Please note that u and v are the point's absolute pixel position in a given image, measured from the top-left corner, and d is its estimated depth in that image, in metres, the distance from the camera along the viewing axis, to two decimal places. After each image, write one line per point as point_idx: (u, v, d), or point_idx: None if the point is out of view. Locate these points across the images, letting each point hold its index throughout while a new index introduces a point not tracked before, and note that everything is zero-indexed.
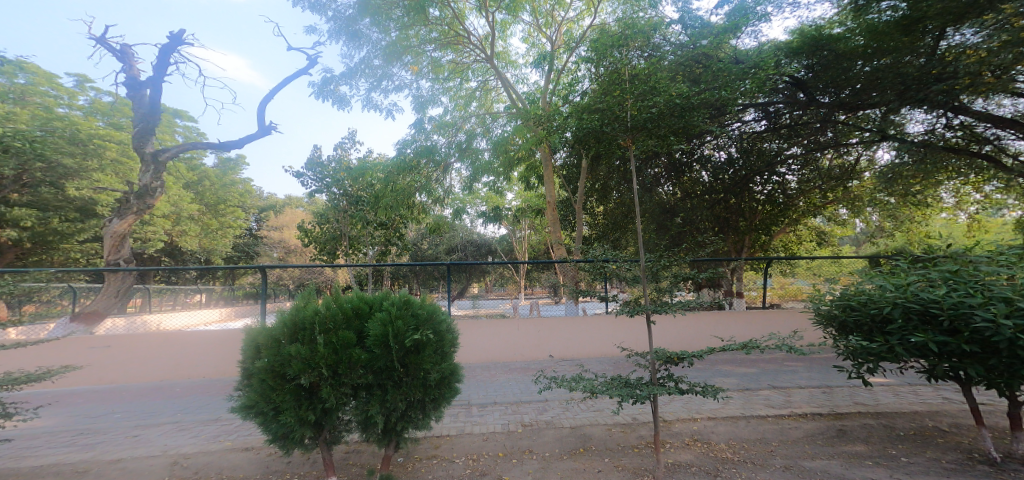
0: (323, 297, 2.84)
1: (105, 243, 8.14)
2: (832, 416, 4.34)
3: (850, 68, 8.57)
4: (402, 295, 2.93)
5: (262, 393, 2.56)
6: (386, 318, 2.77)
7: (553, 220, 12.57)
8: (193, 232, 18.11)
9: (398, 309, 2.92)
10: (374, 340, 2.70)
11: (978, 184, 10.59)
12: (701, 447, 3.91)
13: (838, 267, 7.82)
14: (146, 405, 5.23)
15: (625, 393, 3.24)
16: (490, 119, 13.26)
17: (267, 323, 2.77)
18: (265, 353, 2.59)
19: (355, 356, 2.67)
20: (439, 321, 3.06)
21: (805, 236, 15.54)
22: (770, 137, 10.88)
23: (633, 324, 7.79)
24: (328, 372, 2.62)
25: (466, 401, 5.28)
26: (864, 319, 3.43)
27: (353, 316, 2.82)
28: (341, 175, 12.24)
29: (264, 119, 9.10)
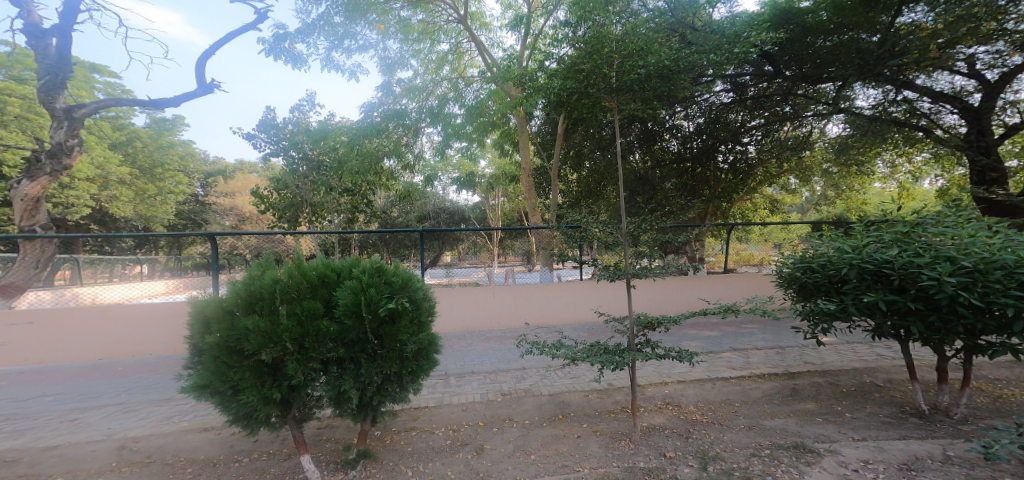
0: (284, 264, 2.58)
1: (15, 207, 7.22)
2: (785, 376, 4.59)
3: (812, 44, 8.68)
4: (372, 262, 2.72)
5: (215, 372, 2.33)
6: (355, 286, 2.56)
7: (529, 187, 12.20)
8: (127, 197, 16.46)
9: (369, 276, 2.71)
10: (343, 310, 2.50)
11: (911, 155, 11.25)
12: (673, 410, 4.04)
13: (786, 233, 8.26)
14: (83, 387, 4.79)
15: (606, 360, 3.22)
16: (463, 84, 12.68)
17: (218, 294, 2.47)
18: (218, 327, 2.33)
19: (321, 328, 2.45)
20: (414, 288, 2.88)
21: (760, 204, 16.28)
22: (736, 109, 11.01)
23: (608, 289, 7.90)
24: (295, 347, 2.41)
25: (439, 371, 5.20)
26: (822, 280, 3.48)
27: (320, 285, 2.59)
28: (300, 135, 11.27)
29: (205, 76, 8.15)
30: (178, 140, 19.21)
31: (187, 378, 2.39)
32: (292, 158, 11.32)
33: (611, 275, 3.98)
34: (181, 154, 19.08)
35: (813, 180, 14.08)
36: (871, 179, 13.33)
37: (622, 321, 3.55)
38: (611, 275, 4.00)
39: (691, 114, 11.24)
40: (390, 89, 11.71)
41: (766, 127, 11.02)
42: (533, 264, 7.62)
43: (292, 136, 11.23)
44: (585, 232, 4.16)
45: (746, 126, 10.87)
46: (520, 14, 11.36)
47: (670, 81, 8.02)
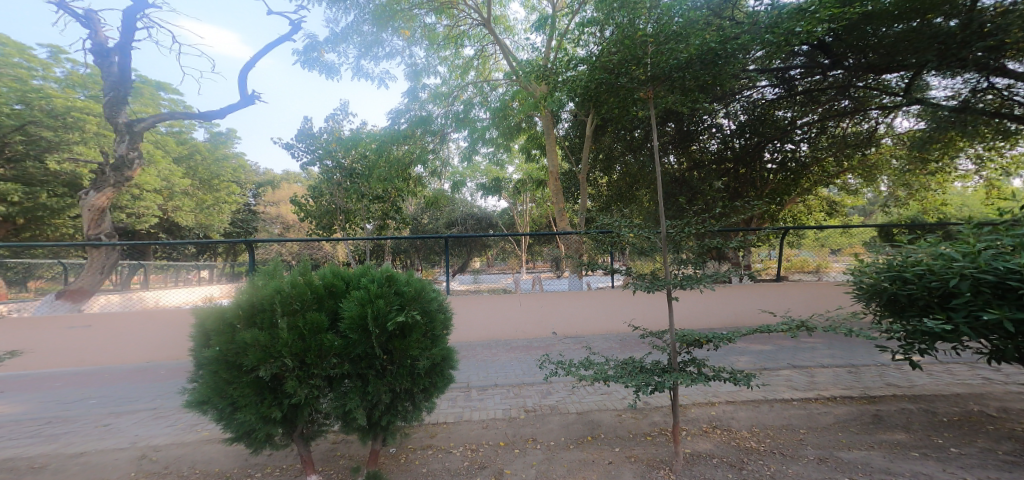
0: (288, 272, 2.41)
1: (83, 217, 7.71)
2: (865, 400, 3.96)
3: (872, 31, 7.65)
4: (383, 271, 2.50)
5: (213, 387, 2.19)
6: (362, 298, 2.34)
7: (556, 191, 11.68)
8: (188, 207, 17.61)
9: (379, 286, 2.49)
10: (348, 323, 2.30)
11: (999, 149, 10.02)
12: (721, 435, 3.56)
13: (847, 238, 7.43)
14: (125, 390, 4.93)
15: (640, 381, 2.81)
16: (489, 88, 12.62)
17: (219, 304, 2.34)
18: (216, 340, 2.18)
19: (324, 343, 2.26)
20: (428, 299, 2.64)
21: (815, 207, 15.03)
22: (784, 105, 10.31)
23: (641, 299, 7.43)
24: (297, 363, 2.23)
25: (464, 383, 4.96)
26: (920, 294, 2.87)
27: (326, 295, 2.40)
28: (333, 143, 11.51)
29: (246, 88, 8.47)
30: (229, 152, 20.45)
31: (187, 392, 2.27)
32: (326, 167, 11.45)
33: (649, 286, 3.59)
34: (232, 165, 20.25)
35: (878, 180, 12.70)
36: (950, 177, 11.96)
37: (662, 336, 3.13)
38: (649, 285, 3.59)
39: (732, 112, 10.48)
40: (416, 95, 11.77)
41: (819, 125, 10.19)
42: (561, 270, 6.87)
43: (326, 145, 11.46)
44: (619, 236, 3.79)
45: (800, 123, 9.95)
46: (543, 15, 11.09)
47: (713, 70, 7.35)
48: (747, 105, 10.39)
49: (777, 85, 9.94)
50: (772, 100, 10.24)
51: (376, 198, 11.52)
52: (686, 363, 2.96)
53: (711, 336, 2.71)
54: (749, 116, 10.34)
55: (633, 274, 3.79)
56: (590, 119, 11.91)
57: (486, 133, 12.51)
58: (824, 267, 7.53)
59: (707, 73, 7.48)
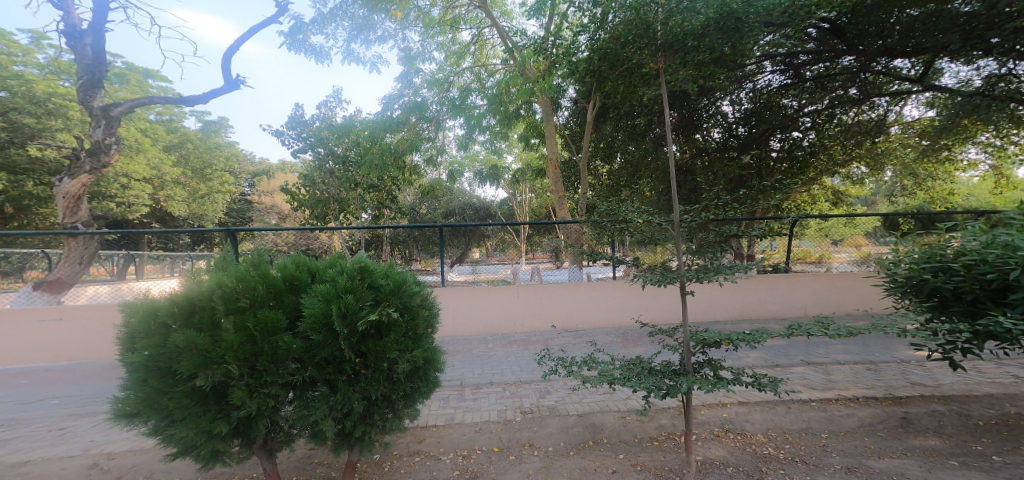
0: (239, 262, 2.09)
1: (58, 204, 7.37)
2: (890, 401, 3.66)
3: (887, 17, 7.43)
4: (356, 262, 2.18)
5: (145, 399, 1.88)
6: (329, 292, 2.02)
7: (556, 179, 11.20)
8: (180, 196, 17.24)
9: (350, 280, 2.18)
10: (310, 323, 1.97)
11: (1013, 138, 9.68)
12: (734, 440, 3.26)
13: (851, 228, 7.16)
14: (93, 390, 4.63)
15: (650, 385, 2.47)
16: (486, 75, 12.16)
17: (155, 299, 2.02)
18: (146, 344, 1.87)
19: (281, 345, 1.95)
20: (410, 293, 2.31)
21: (820, 197, 14.50)
22: (791, 93, 9.96)
23: (643, 291, 7.12)
24: (246, 369, 1.92)
25: (457, 381, 4.66)
26: (970, 288, 2.56)
27: (286, 290, 2.10)
28: (324, 130, 11.07)
29: (231, 72, 8.08)
30: (221, 141, 20.00)
31: (120, 401, 1.97)
32: (319, 154, 11.00)
33: (662, 279, 3.13)
34: (225, 154, 19.81)
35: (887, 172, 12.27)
36: (958, 166, 11.66)
37: (673, 334, 2.82)
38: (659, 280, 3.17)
39: (738, 100, 10.16)
40: (410, 80, 11.29)
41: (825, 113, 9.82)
42: (560, 261, 6.98)
43: (317, 132, 11.03)
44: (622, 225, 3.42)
45: (809, 109, 9.47)
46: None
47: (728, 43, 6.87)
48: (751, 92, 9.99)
49: (784, 72, 9.51)
50: (776, 89, 9.89)
51: (371, 187, 11.21)
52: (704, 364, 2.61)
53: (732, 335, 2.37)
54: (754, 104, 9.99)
55: (640, 266, 3.42)
56: (591, 106, 11.47)
57: (484, 121, 12.06)
58: (827, 257, 7.21)
59: (727, 42, 6.90)
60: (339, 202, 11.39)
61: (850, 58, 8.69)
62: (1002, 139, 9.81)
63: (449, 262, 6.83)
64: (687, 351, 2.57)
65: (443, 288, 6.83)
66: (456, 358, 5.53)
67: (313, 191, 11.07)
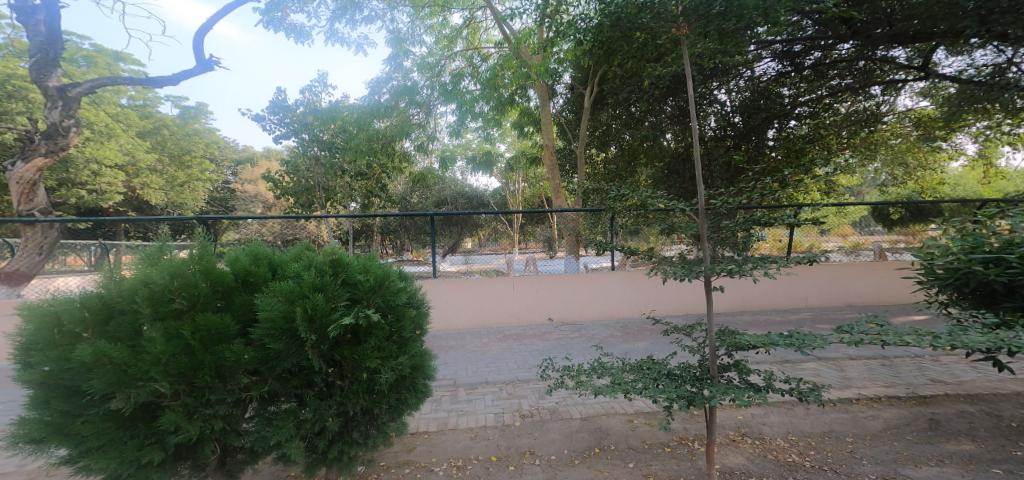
0: (175, 254, 1.86)
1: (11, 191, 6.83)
2: (914, 401, 3.42)
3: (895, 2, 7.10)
4: (327, 256, 1.87)
5: (53, 424, 1.68)
6: (291, 292, 1.72)
7: (552, 166, 10.78)
8: (158, 184, 16.57)
9: (320, 276, 1.87)
10: (267, 329, 1.68)
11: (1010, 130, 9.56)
12: (754, 445, 2.97)
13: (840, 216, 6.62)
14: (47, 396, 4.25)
15: (675, 395, 2.12)
16: (479, 58, 11.62)
17: (74, 296, 1.79)
18: (55, 353, 1.65)
19: (228, 356, 1.72)
20: (394, 291, 1.97)
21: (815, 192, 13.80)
22: (788, 81, 9.67)
23: (643, 281, 6.84)
24: (182, 386, 1.69)
25: (449, 380, 4.34)
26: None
27: (237, 287, 1.91)
28: (308, 116, 10.51)
29: (203, 52, 7.52)
30: (202, 127, 19.23)
31: (28, 421, 1.71)
32: (304, 141, 10.68)
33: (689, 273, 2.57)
34: (205, 141, 19.05)
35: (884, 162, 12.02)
36: (950, 157, 11.60)
37: (691, 333, 2.50)
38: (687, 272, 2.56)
39: (734, 89, 9.84)
40: (398, 63, 10.71)
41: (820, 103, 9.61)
42: (554, 250, 6.64)
43: (301, 118, 10.48)
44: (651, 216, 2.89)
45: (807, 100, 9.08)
46: None
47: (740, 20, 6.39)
48: (745, 83, 9.73)
49: (781, 60, 9.24)
50: (770, 80, 9.64)
51: (359, 175, 10.78)
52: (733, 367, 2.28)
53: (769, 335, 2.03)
54: (750, 93, 9.70)
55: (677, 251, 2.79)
56: (587, 92, 11.06)
57: (476, 107, 11.57)
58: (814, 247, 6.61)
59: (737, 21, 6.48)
60: (325, 190, 10.90)
61: (849, 45, 8.49)
62: (997, 133, 9.69)
63: (441, 252, 6.46)
64: (713, 353, 2.23)
65: (435, 280, 6.48)
66: (448, 354, 5.20)
67: (298, 179, 10.91)
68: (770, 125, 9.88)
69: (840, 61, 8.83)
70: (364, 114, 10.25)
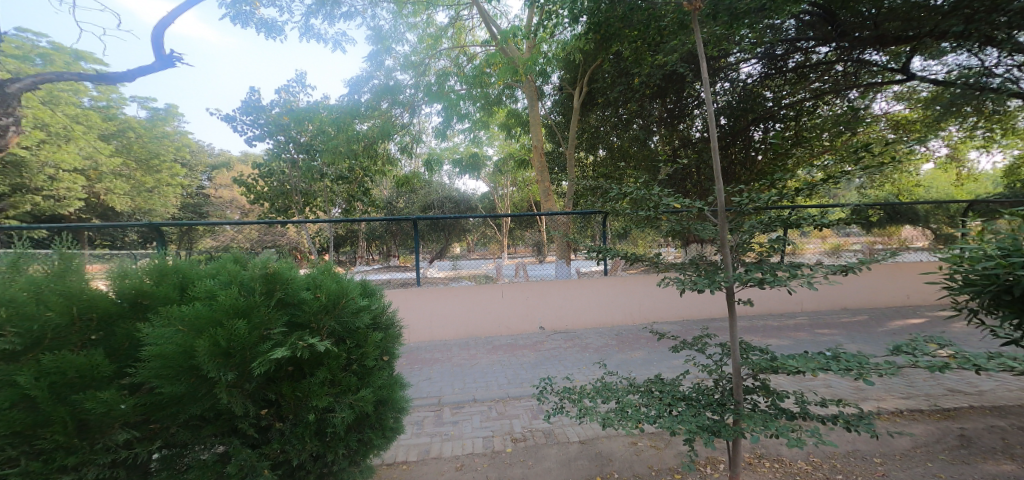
0: (17, 280, 1.62)
1: None
2: (940, 414, 3.16)
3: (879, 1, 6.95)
4: (263, 270, 1.60)
5: None
6: (200, 321, 1.44)
7: (540, 167, 10.42)
8: (123, 189, 15.80)
9: (249, 295, 1.59)
10: (158, 367, 1.41)
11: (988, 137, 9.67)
12: (774, 470, 2.62)
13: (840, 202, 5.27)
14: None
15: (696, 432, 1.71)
16: (466, 58, 11.27)
17: None
18: None
19: (96, 407, 1.44)
20: (350, 313, 1.71)
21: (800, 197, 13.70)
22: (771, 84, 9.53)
23: (635, 286, 6.55)
24: (22, 450, 1.42)
25: (434, 399, 3.94)
26: None
27: (123, 312, 1.70)
28: (283, 116, 9.85)
29: (164, 47, 7.03)
30: (172, 129, 18.40)
31: None
32: (280, 143, 9.92)
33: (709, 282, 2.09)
34: (178, 144, 18.25)
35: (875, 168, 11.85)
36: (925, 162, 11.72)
37: (703, 349, 2.09)
38: (707, 283, 2.08)
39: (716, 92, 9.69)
40: (380, 61, 10.27)
41: (802, 106, 9.41)
42: (544, 254, 6.40)
43: (273, 118, 9.76)
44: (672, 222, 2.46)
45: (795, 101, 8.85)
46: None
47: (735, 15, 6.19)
48: (728, 86, 9.55)
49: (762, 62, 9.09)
50: (752, 83, 9.47)
51: (340, 179, 10.35)
52: (762, 388, 1.91)
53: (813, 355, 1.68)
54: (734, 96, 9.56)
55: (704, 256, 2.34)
56: (574, 93, 10.80)
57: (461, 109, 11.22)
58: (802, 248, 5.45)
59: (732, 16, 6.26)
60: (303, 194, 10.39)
61: (828, 47, 8.47)
62: (976, 137, 9.74)
63: (427, 258, 6.08)
64: (738, 375, 1.86)
65: (419, 287, 6.07)
66: (431, 369, 4.80)
67: (272, 182, 10.13)
68: (753, 128, 9.73)
69: (820, 64, 8.78)
70: (343, 115, 9.81)
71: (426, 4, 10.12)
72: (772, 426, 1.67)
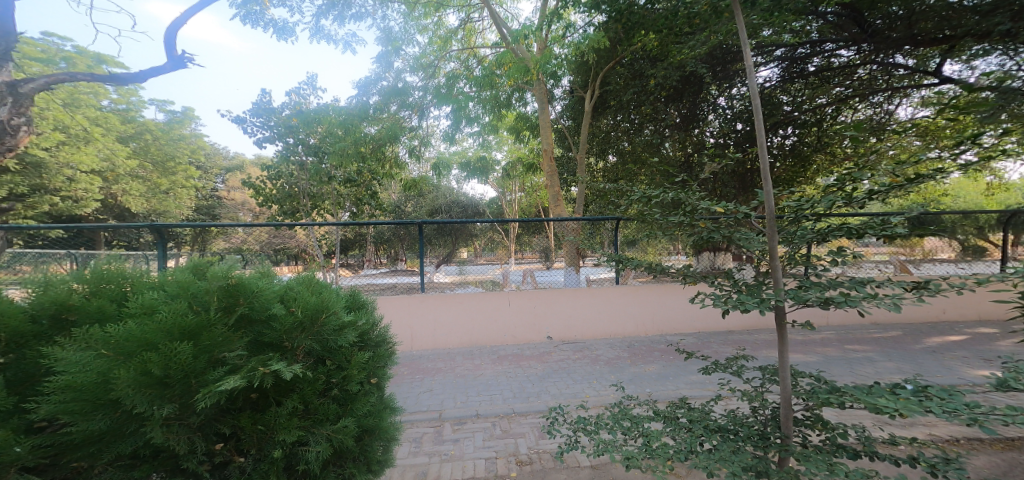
0: None
1: None
2: (1000, 445, 2.82)
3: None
4: (223, 281, 1.44)
5: None
6: (132, 344, 1.25)
7: (551, 172, 10.15)
8: (138, 190, 16.04)
9: (201, 312, 1.41)
10: (68, 402, 1.21)
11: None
12: None
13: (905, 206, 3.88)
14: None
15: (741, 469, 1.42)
16: (475, 60, 11.13)
17: None
18: None
19: None
20: (330, 332, 1.55)
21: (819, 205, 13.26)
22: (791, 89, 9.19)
23: (648, 296, 6.27)
24: None
25: (435, 413, 3.71)
26: None
27: (41, 332, 1.51)
28: (292, 118, 9.81)
29: (175, 48, 6.99)
30: (188, 132, 18.66)
31: None
32: (289, 146, 9.92)
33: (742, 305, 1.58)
34: (192, 147, 18.48)
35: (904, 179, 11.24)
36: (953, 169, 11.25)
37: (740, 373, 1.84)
38: (754, 300, 1.57)
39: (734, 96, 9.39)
40: (389, 63, 10.18)
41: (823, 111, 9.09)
42: (552, 261, 6.08)
43: (284, 120, 9.75)
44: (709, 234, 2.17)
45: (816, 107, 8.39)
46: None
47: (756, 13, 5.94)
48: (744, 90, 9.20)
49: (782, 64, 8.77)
50: (771, 88, 9.12)
51: (348, 182, 10.26)
52: (816, 422, 1.62)
53: (888, 387, 1.40)
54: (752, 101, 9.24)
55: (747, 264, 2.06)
56: (586, 97, 10.58)
57: (471, 112, 11.07)
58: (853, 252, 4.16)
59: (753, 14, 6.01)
60: (311, 197, 10.31)
61: (850, 50, 8.19)
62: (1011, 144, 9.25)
63: (433, 262, 5.88)
64: (786, 403, 1.59)
65: (423, 294, 5.91)
66: (433, 380, 4.58)
67: (281, 185, 10.19)
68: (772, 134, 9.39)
69: (844, 66, 8.41)
70: (352, 117, 9.72)
71: (437, 6, 10.02)
72: (836, 468, 1.36)
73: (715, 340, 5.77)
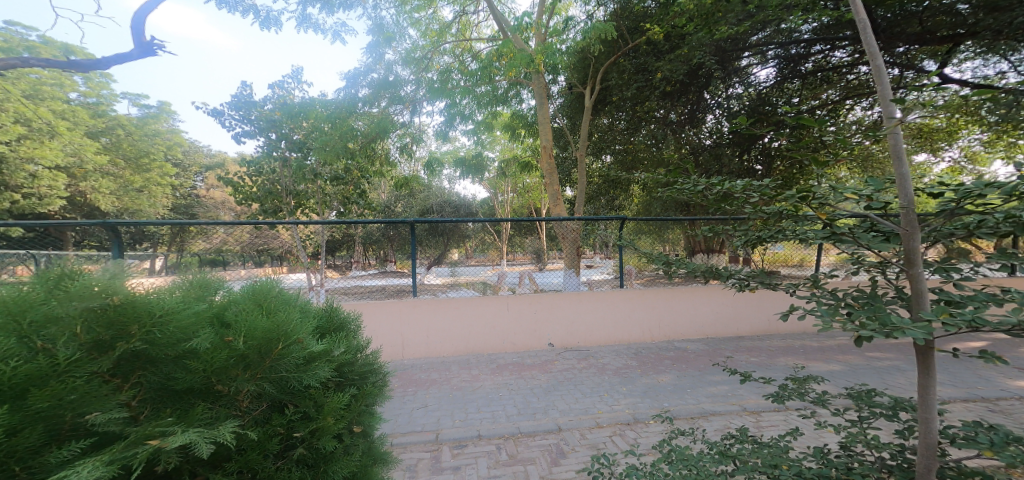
0: None
1: None
2: None
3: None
4: (94, 303, 0.97)
5: None
6: None
7: (549, 170, 9.61)
8: (108, 188, 15.15)
9: (48, 349, 0.95)
10: None
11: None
12: None
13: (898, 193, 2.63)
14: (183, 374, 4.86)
15: None
16: (469, 55, 10.70)
17: None
18: None
19: None
20: (285, 369, 1.23)
21: None
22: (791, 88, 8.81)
23: (654, 301, 5.93)
24: None
25: (431, 434, 3.30)
26: None
27: None
28: (274, 112, 9.24)
29: (144, 33, 6.44)
30: (163, 127, 17.76)
31: None
32: (272, 141, 9.36)
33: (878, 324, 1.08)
34: (169, 143, 17.63)
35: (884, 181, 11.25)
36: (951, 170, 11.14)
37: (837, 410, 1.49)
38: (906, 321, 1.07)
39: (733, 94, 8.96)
40: (380, 54, 9.70)
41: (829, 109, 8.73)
42: (545, 262, 5.76)
43: (265, 113, 9.17)
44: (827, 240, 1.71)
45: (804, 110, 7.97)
46: None
47: None
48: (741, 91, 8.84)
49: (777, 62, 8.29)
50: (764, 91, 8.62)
51: (336, 180, 9.74)
52: (942, 468, 1.27)
53: None
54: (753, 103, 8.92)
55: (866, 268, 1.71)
56: (584, 93, 10.18)
57: (464, 109, 10.64)
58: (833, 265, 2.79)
59: None
60: (294, 196, 9.74)
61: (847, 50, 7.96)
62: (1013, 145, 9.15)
63: (424, 264, 5.44)
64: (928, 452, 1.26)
65: (415, 298, 5.45)
66: (427, 394, 4.18)
67: (262, 182, 9.38)
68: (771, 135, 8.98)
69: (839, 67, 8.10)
70: (339, 111, 9.19)
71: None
72: None
73: (726, 346, 5.44)
